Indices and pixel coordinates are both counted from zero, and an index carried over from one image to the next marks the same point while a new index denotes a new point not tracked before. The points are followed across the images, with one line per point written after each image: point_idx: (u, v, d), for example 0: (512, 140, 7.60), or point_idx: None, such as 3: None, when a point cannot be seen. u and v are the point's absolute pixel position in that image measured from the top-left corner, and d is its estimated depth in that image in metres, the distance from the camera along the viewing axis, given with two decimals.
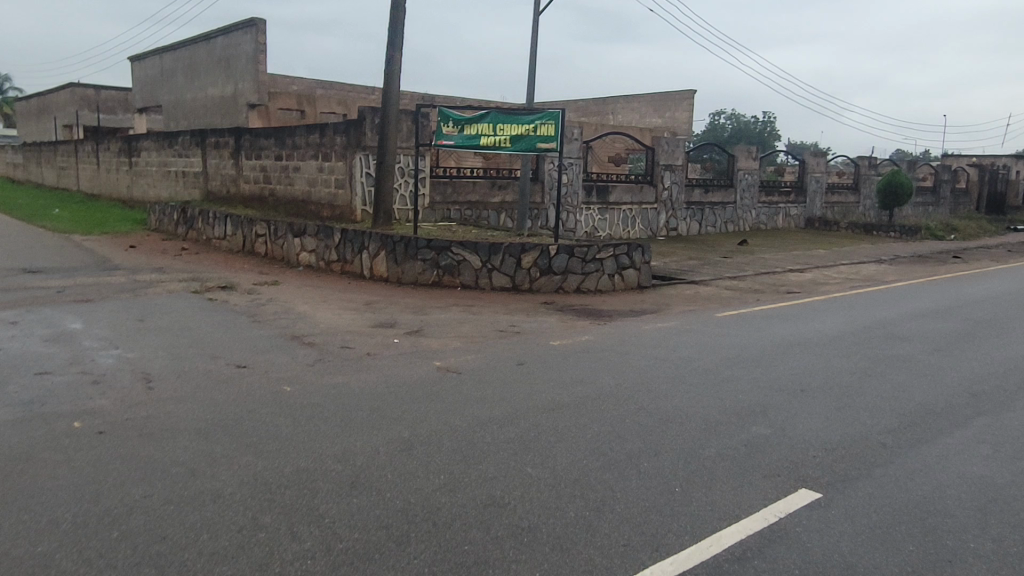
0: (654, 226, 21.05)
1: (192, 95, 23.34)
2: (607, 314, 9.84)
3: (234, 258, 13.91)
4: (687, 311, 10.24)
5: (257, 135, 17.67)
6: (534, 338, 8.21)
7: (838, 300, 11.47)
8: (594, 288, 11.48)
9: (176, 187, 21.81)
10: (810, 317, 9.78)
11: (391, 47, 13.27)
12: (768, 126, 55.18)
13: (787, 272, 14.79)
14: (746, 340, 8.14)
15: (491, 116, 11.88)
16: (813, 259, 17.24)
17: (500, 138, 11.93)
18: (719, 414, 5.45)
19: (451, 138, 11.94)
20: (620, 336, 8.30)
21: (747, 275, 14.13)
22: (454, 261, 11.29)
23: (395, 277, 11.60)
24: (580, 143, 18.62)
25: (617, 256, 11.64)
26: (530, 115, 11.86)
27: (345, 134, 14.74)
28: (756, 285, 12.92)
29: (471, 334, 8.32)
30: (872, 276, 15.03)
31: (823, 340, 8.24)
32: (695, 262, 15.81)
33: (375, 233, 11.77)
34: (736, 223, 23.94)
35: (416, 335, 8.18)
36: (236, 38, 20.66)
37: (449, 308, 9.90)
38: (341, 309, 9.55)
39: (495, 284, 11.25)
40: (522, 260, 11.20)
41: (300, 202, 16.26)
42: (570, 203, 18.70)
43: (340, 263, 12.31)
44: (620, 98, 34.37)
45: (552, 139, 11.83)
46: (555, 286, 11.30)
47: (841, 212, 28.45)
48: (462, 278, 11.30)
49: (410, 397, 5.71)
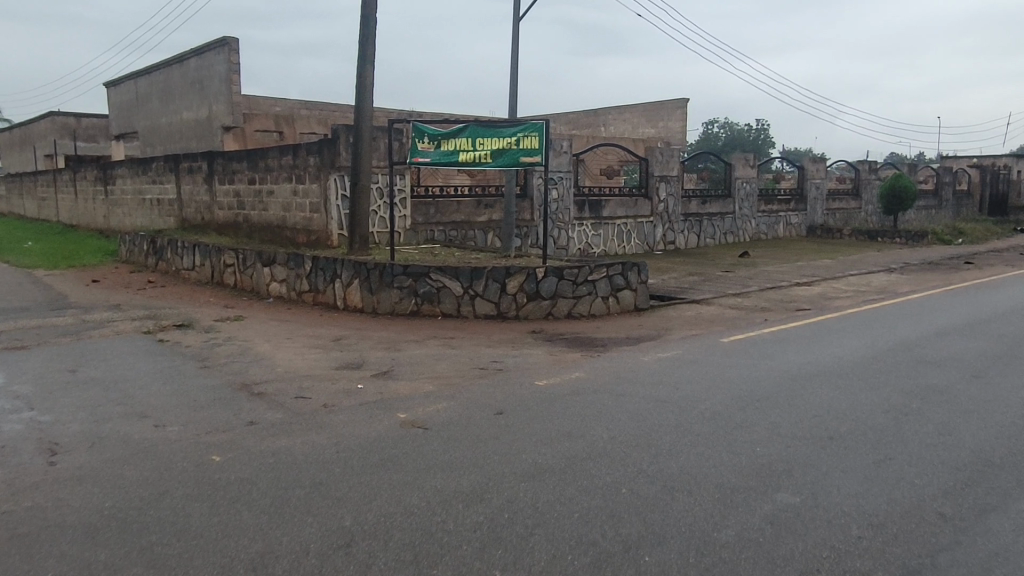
0: (651, 240, 20.18)
1: (167, 119, 22.49)
2: (602, 343, 8.91)
3: (201, 290, 12.98)
4: (689, 336, 9.31)
5: (230, 158, 16.80)
6: (517, 376, 7.26)
7: (853, 318, 10.54)
8: (587, 313, 10.56)
9: (151, 215, 20.89)
10: (826, 339, 8.87)
11: (362, 60, 12.41)
12: (762, 133, 54.53)
13: (793, 286, 13.90)
14: (759, 371, 7.20)
15: (469, 130, 11.00)
16: (819, 270, 16.34)
17: (480, 153, 11.04)
18: (735, 477, 4.50)
19: (428, 155, 11.05)
20: (616, 371, 7.36)
21: (751, 291, 13.24)
22: (433, 288, 10.37)
23: (370, 307, 10.67)
24: (569, 156, 17.77)
25: (610, 277, 10.72)
26: (512, 127, 10.98)
27: (318, 154, 13.86)
28: (762, 303, 12.00)
29: (447, 374, 7.39)
30: (884, 287, 14.12)
31: (845, 368, 7.31)
32: (695, 278, 14.92)
33: (347, 260, 10.85)
34: (736, 233, 23.09)
35: (384, 378, 7.24)
36: (208, 59, 19.84)
37: (427, 341, 8.97)
38: (306, 347, 8.62)
39: (479, 311, 10.33)
40: (507, 285, 10.27)
41: (275, 227, 15.36)
42: (562, 219, 17.82)
43: (312, 293, 11.38)
44: (612, 109, 33.59)
45: (536, 153, 10.96)
46: (544, 312, 10.37)
47: (843, 220, 27.62)
48: (443, 307, 10.37)
49: (362, 464, 4.76)
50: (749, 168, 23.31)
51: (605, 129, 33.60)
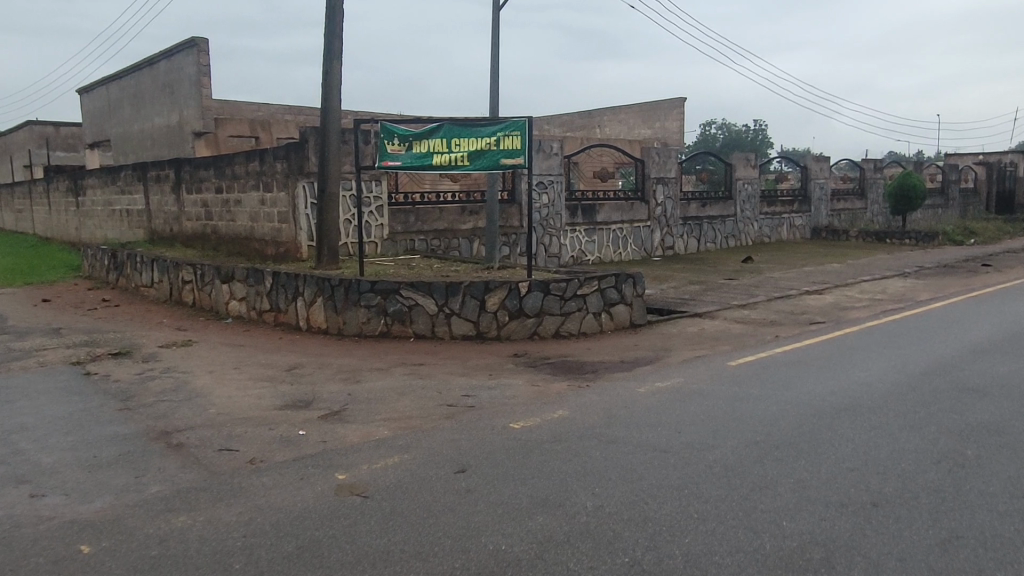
0: (649, 245, 19.11)
1: (139, 127, 21.40)
2: (592, 369, 7.80)
3: (157, 310, 11.88)
4: (691, 358, 8.21)
5: (197, 166, 15.71)
6: (491, 415, 6.15)
7: (874, 332, 9.44)
8: (576, 331, 9.46)
9: (121, 228, 19.79)
10: (849, 360, 7.77)
11: (328, 55, 11.31)
12: (761, 133, 53.57)
13: (803, 295, 12.80)
14: (775, 406, 6.11)
15: (443, 129, 9.91)
16: (829, 276, 15.26)
17: (457, 155, 9.95)
18: (758, 573, 3.42)
19: (398, 158, 10.02)
20: (607, 407, 6.25)
21: (759, 301, 12.14)
22: (405, 306, 9.28)
23: (335, 328, 9.58)
24: (560, 159, 16.70)
25: (602, 291, 9.62)
26: (491, 125, 9.89)
27: (285, 160, 12.77)
28: (770, 315, 10.90)
29: (408, 414, 6.28)
30: (902, 294, 13.01)
31: (877, 400, 6.22)
32: (697, 287, 13.83)
33: (310, 276, 9.75)
34: (737, 237, 22.01)
35: (333, 420, 6.12)
36: (178, 61, 18.75)
37: (392, 369, 7.88)
38: (253, 379, 7.52)
39: (455, 331, 9.24)
40: (487, 302, 9.18)
41: (244, 239, 14.27)
42: (553, 226, 16.75)
43: (273, 312, 10.28)
44: (607, 110, 32.56)
45: (519, 154, 9.85)
46: (529, 331, 9.27)
47: (848, 220, 26.54)
48: (416, 327, 9.29)
49: (270, 558, 3.65)
50: (751, 168, 22.25)
51: (600, 130, 32.53)
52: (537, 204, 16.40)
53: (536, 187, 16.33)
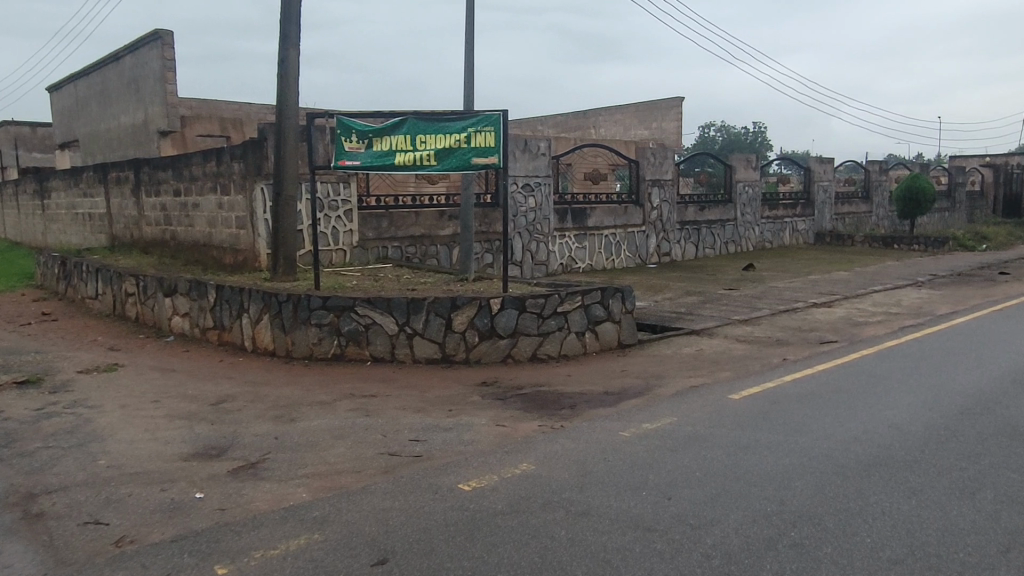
0: (644, 252, 17.98)
1: (106, 126, 20.24)
2: (570, 403, 6.65)
3: (96, 325, 10.73)
4: (687, 389, 7.06)
5: (156, 167, 14.56)
6: (439, 470, 5.00)
7: (895, 354, 8.31)
8: (557, 353, 8.33)
9: (84, 233, 18.64)
10: (871, 391, 6.67)
11: (284, 43, 10.16)
12: (760, 135, 52.53)
13: (811, 308, 11.67)
14: (788, 458, 5.00)
15: (407, 124, 8.78)
16: (838, 286, 14.13)
17: (423, 154, 8.82)
18: None
19: (357, 157, 8.89)
20: (583, 459, 5.11)
21: (762, 316, 10.99)
22: (360, 325, 8.14)
23: (283, 350, 8.44)
24: (548, 159, 15.58)
25: (586, 307, 8.49)
26: (461, 120, 8.74)
27: (242, 160, 11.64)
28: (776, 333, 9.74)
29: (337, 467, 5.13)
30: (919, 307, 11.88)
31: (911, 451, 5.10)
32: (694, 299, 12.69)
33: (255, 290, 8.61)
34: (738, 242, 20.89)
35: (243, 477, 4.97)
36: (143, 56, 17.62)
37: (336, 404, 6.73)
38: (169, 416, 6.37)
39: (418, 354, 8.11)
40: (453, 320, 8.05)
41: (202, 246, 13.12)
42: (540, 231, 15.61)
43: (217, 330, 9.15)
44: (602, 110, 31.46)
45: (492, 152, 8.72)
46: (502, 354, 8.13)
47: (853, 224, 25.43)
48: (374, 348, 8.16)
49: None
50: (752, 170, 21.15)
51: (595, 131, 31.43)
52: (524, 208, 15.27)
53: (522, 190, 15.22)
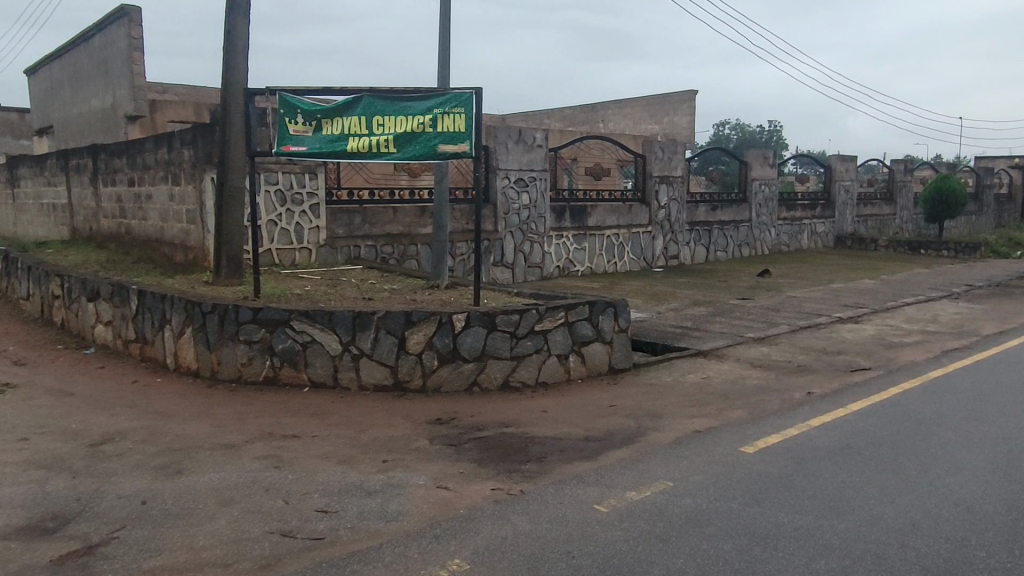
0: (649, 255, 16.53)
1: (77, 111, 18.97)
2: (539, 454, 5.23)
3: (18, 332, 9.43)
4: (688, 435, 5.62)
5: (111, 154, 13.24)
6: (336, 567, 3.60)
7: (944, 388, 6.84)
8: (532, 380, 6.92)
9: (48, 225, 17.38)
10: (922, 445, 5.22)
11: (230, 9, 8.74)
12: (776, 133, 50.81)
13: (836, 324, 10.18)
14: (823, 562, 3.59)
15: (362, 102, 7.36)
16: (864, 297, 12.64)
17: (380, 139, 7.40)
18: None
19: (302, 142, 7.49)
20: (539, 553, 3.69)
21: (781, 333, 9.51)
22: (297, 343, 6.77)
23: (207, 370, 7.08)
24: (544, 152, 14.19)
25: (570, 325, 7.08)
26: (426, 99, 7.32)
27: (192, 146, 10.28)
28: (798, 356, 8.26)
29: (202, 557, 3.74)
30: (960, 324, 10.36)
31: (997, 552, 3.67)
32: (702, 310, 11.24)
33: (178, 298, 7.26)
34: (752, 245, 19.41)
35: (66, 573, 3.58)
36: (111, 35, 16.31)
37: (245, 448, 5.34)
38: (27, 464, 5.01)
39: (365, 380, 6.73)
40: (408, 339, 6.66)
41: (154, 242, 11.78)
42: (535, 231, 14.18)
43: (139, 343, 7.80)
44: (610, 103, 29.95)
45: (462, 139, 7.33)
46: (466, 382, 6.73)
47: (875, 228, 23.85)
48: (312, 371, 6.79)
49: None
50: (769, 167, 19.61)
51: (603, 125, 29.93)
52: (517, 205, 13.84)
53: (515, 185, 13.79)
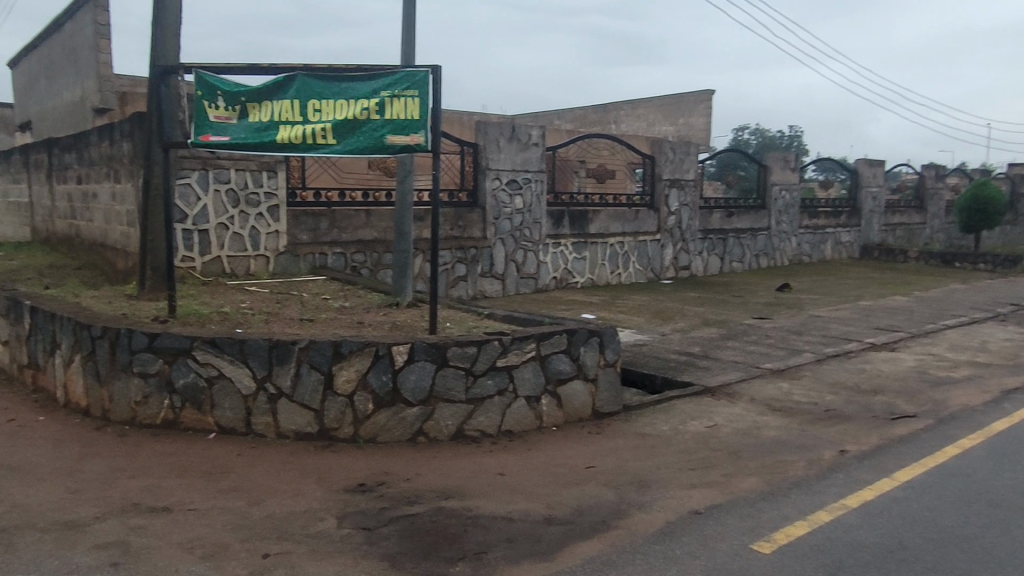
0: (657, 265, 15.12)
1: (51, 104, 17.83)
2: (477, 548, 3.87)
3: None
4: (683, 519, 4.22)
5: (63, 149, 12.02)
6: None
7: (1015, 450, 5.38)
8: (493, 429, 5.55)
9: (14, 225, 16.23)
10: (1007, 549, 3.79)
11: None
12: (797, 138, 49.09)
13: (868, 353, 8.70)
14: None
15: (295, 83, 6.05)
16: (899, 317, 11.15)
17: (317, 127, 6.07)
18: None
19: (224, 130, 6.18)
20: None
21: (804, 364, 8.05)
22: (200, 379, 5.45)
23: (97, 407, 5.78)
24: (540, 151, 12.84)
25: (542, 360, 5.71)
26: (372, 79, 6.00)
27: (129, 139, 9.02)
28: (826, 397, 6.81)
29: None
30: (1017, 355, 8.84)
31: None
32: (713, 332, 9.80)
33: (67, 318, 5.98)
34: (771, 255, 17.94)
35: None
36: (79, 21, 15.13)
37: (89, 530, 4.01)
38: None
39: (283, 427, 5.39)
40: (336, 377, 5.32)
41: (99, 246, 10.53)
42: (529, 237, 12.80)
43: (31, 371, 6.53)
44: (623, 104, 28.53)
45: (415, 128, 5.98)
46: (409, 432, 5.37)
47: (903, 238, 22.26)
48: (220, 415, 5.46)
49: None
50: (790, 171, 18.15)
51: (615, 126, 28.53)
52: (509, 208, 12.48)
53: (507, 187, 12.42)
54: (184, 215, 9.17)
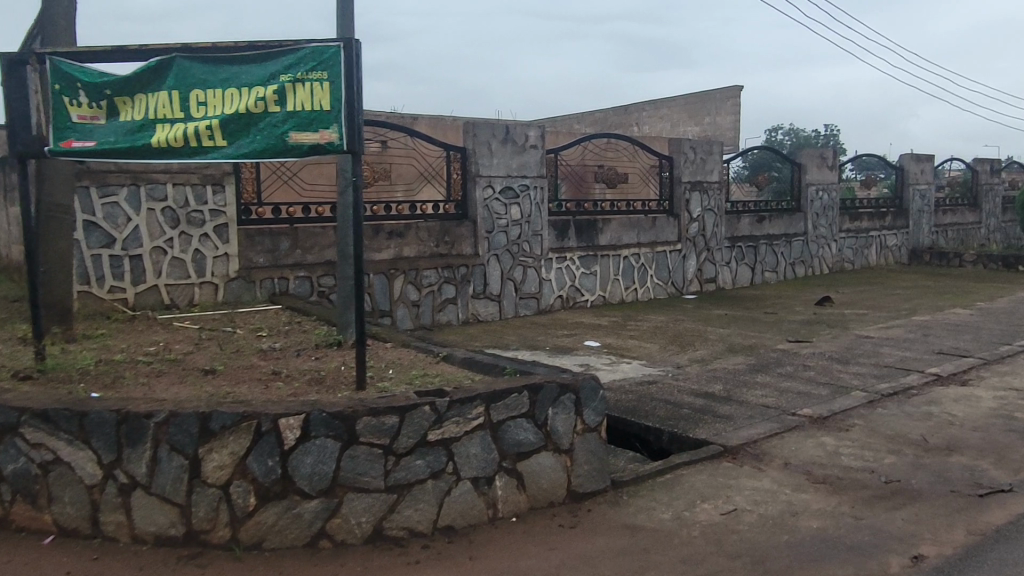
0: (678, 279, 13.50)
1: None
2: None
3: None
4: None
5: (11, 168, 10.90)
6: None
7: None
8: (426, 525, 4.06)
9: None
10: None
11: None
12: (834, 137, 46.81)
13: (934, 389, 7.00)
14: None
15: (172, 69, 4.66)
16: (965, 337, 9.36)
17: (203, 125, 4.65)
18: None
19: (90, 133, 4.81)
20: None
21: (852, 407, 6.41)
22: (33, 464, 4.06)
23: None
24: (539, 154, 11.37)
25: (493, 428, 4.22)
26: (269, 60, 4.58)
27: None
28: (885, 461, 5.17)
29: None
30: None
31: None
32: (739, 362, 8.17)
33: None
34: (808, 263, 16.18)
35: None
36: None
37: None
38: None
39: (139, 528, 3.97)
40: (204, 463, 3.88)
41: None
42: (529, 252, 11.31)
43: None
44: (646, 104, 26.91)
45: (326, 121, 4.55)
46: (307, 535, 3.91)
47: (956, 239, 20.25)
48: (60, 512, 4.07)
49: None
50: (827, 170, 16.41)
51: (638, 128, 26.94)
52: (503, 220, 11.02)
53: (501, 196, 10.97)
54: (111, 239, 7.88)
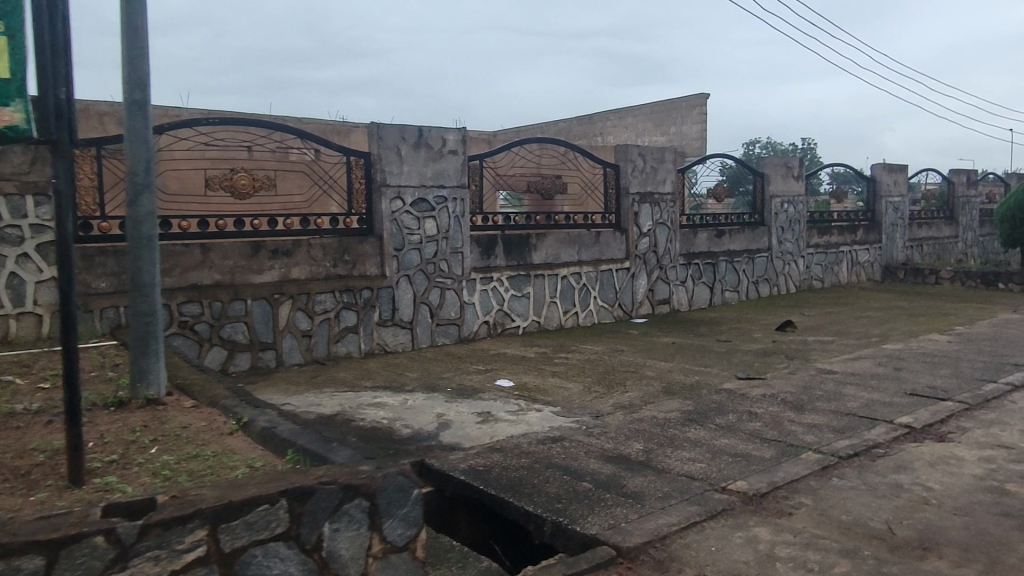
0: (626, 301, 12.12)
1: None
2: None
3: None
4: None
5: None
6: None
7: None
8: None
9: None
10: None
11: None
12: (811, 151, 45.96)
13: (905, 448, 5.59)
14: None
15: None
16: (943, 372, 8.00)
17: None
18: None
19: None
20: None
21: (800, 477, 4.97)
22: None
23: None
24: (460, 161, 9.94)
25: (226, 560, 2.74)
26: None
27: None
28: (836, 571, 3.73)
29: None
30: None
31: None
32: (674, 409, 6.72)
33: None
34: (773, 281, 14.88)
35: None
36: None
37: None
38: None
39: None
40: None
41: None
42: (447, 271, 9.87)
43: None
44: (610, 114, 25.62)
45: (4, 95, 3.23)
46: None
47: (931, 254, 19.09)
48: None
49: None
50: (793, 180, 15.14)
51: (602, 138, 25.63)
52: (416, 236, 9.57)
53: (413, 208, 9.54)
54: None
